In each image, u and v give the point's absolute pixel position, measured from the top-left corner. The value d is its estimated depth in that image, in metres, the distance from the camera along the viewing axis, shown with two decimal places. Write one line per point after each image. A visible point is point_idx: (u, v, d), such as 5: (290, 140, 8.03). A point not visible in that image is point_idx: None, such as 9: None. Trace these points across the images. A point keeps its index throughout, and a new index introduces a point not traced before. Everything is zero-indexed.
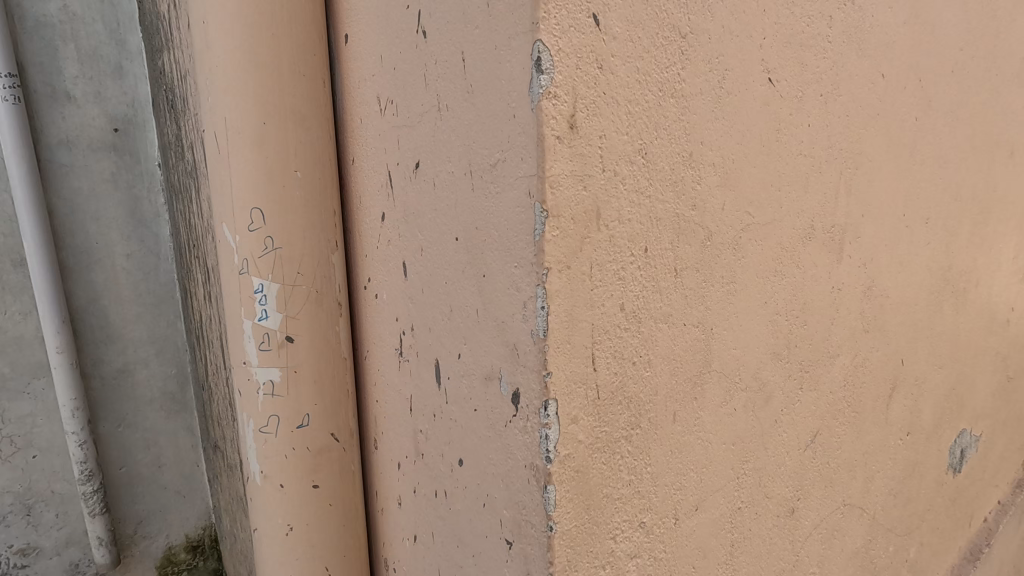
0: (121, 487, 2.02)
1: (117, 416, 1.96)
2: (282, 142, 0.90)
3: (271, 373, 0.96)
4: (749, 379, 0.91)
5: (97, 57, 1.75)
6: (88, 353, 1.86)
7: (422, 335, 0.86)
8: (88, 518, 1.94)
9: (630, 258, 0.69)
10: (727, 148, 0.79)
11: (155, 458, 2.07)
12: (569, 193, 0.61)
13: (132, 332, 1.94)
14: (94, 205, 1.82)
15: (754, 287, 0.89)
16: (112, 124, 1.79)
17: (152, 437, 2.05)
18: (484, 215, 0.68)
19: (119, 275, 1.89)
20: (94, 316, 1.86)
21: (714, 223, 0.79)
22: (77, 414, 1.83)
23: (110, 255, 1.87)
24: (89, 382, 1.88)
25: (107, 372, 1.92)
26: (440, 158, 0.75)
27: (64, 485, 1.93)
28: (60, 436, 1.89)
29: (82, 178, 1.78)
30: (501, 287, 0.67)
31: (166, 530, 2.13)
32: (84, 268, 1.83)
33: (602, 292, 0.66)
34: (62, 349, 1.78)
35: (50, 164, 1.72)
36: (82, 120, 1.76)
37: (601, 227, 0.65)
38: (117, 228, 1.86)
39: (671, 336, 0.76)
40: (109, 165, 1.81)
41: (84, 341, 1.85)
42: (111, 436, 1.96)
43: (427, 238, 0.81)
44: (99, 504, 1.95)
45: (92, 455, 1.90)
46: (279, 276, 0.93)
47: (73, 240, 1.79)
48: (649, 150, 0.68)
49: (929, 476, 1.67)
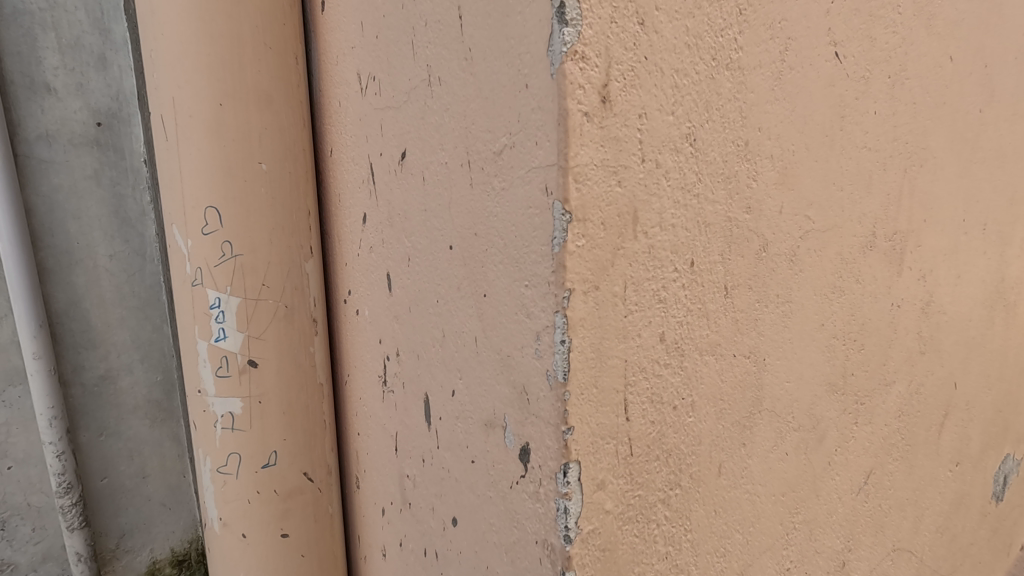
0: (102, 500, 1.84)
1: (98, 424, 1.78)
2: (242, 128, 0.75)
3: (231, 404, 0.80)
4: (803, 417, 0.76)
5: (80, 47, 1.58)
6: (68, 359, 1.69)
7: (409, 363, 0.71)
8: (66, 533, 1.77)
9: (673, 275, 0.53)
10: (789, 137, 0.64)
11: (139, 469, 1.89)
12: (599, 191, 0.46)
13: (115, 337, 1.76)
14: (76, 203, 1.64)
15: (812, 307, 0.73)
16: (95, 118, 1.62)
17: (135, 448, 1.86)
18: (486, 219, 0.53)
19: (101, 277, 1.70)
20: (74, 320, 1.68)
21: (770, 230, 0.64)
22: (54, 423, 1.65)
23: (92, 256, 1.69)
24: (68, 390, 1.70)
25: (89, 379, 1.74)
26: (430, 147, 0.60)
27: (42, 497, 1.75)
28: (37, 446, 1.71)
29: (62, 175, 1.60)
30: (507, 312, 0.52)
31: (150, 544, 1.96)
32: (64, 269, 1.64)
33: (638, 319, 0.51)
34: (40, 355, 1.60)
35: (28, 159, 1.54)
36: (63, 114, 1.58)
37: (639, 235, 0.50)
38: (100, 228, 1.68)
39: (718, 372, 0.61)
40: (92, 161, 1.64)
41: (64, 346, 1.67)
42: (91, 446, 1.78)
43: (415, 246, 0.66)
44: (78, 518, 1.77)
45: (70, 466, 1.71)
46: (239, 288, 0.78)
47: (53, 240, 1.61)
48: (699, 135, 0.53)
49: (975, 509, 1.51)
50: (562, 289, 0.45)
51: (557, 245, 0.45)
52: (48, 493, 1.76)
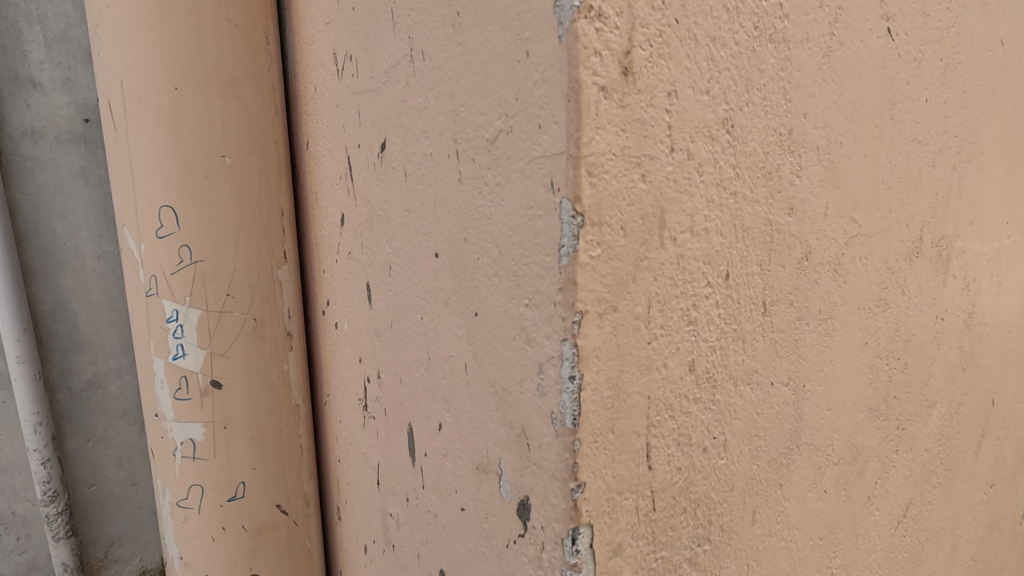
0: (90, 508, 1.52)
1: (88, 429, 1.48)
2: (202, 116, 0.65)
3: (192, 431, 0.71)
4: (844, 448, 0.66)
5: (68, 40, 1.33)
6: (52, 362, 1.41)
7: (391, 387, 0.62)
8: (51, 544, 1.47)
9: (705, 291, 0.44)
10: (836, 127, 0.54)
11: (129, 476, 1.56)
12: (618, 187, 0.36)
13: (103, 339, 1.46)
14: (62, 203, 1.37)
15: (857, 324, 0.64)
16: (83, 114, 1.37)
17: (125, 453, 1.54)
18: (478, 222, 0.43)
19: (88, 279, 1.42)
20: (60, 324, 1.40)
21: (814, 235, 0.54)
22: (39, 430, 1.37)
23: (79, 256, 1.41)
24: (52, 395, 1.42)
25: (80, 382, 1.45)
26: (413, 136, 0.50)
27: (25, 506, 1.46)
28: (20, 453, 1.42)
29: (49, 172, 1.35)
30: (504, 336, 0.42)
31: (141, 553, 1.62)
32: (51, 270, 1.38)
33: (664, 345, 0.41)
34: (23, 359, 1.33)
35: (10, 155, 1.30)
36: (50, 110, 1.33)
37: (667, 243, 0.40)
38: (89, 228, 1.41)
39: (754, 404, 0.51)
40: (79, 158, 1.38)
41: (49, 349, 1.40)
42: (77, 453, 1.48)
43: (397, 253, 0.56)
44: (66, 528, 1.48)
45: (57, 474, 1.43)
46: (200, 299, 0.68)
47: (39, 241, 1.36)
48: (737, 121, 0.44)
49: (1019, 543, 1.36)
50: (571, 311, 0.36)
51: (566, 256, 0.35)
52: (33, 502, 1.47)
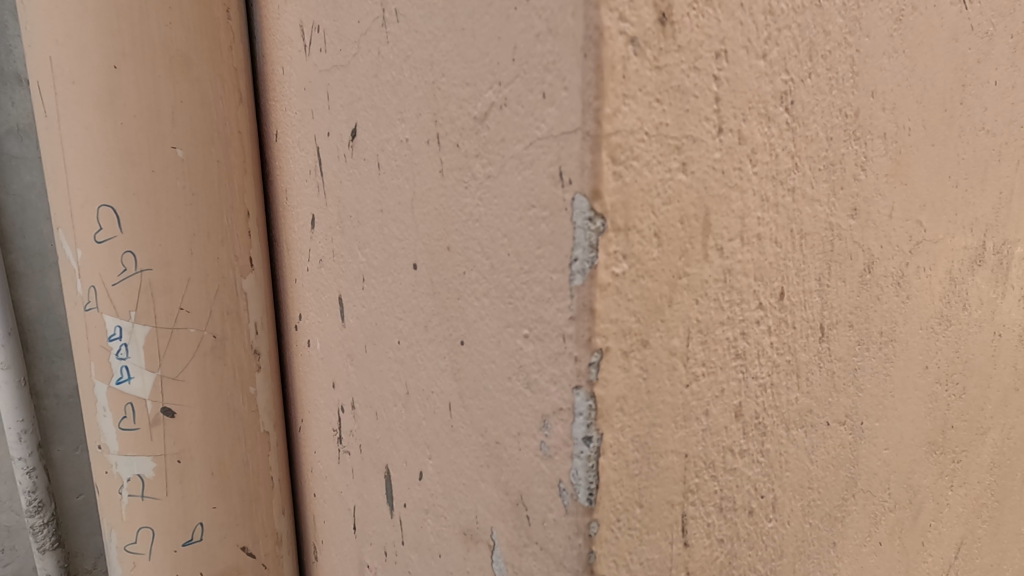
0: (80, 518, 1.35)
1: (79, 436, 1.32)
2: (146, 101, 0.56)
3: (139, 466, 0.61)
4: (900, 491, 0.56)
5: None
6: (39, 367, 1.25)
7: (367, 421, 0.52)
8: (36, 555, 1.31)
9: (756, 314, 0.34)
10: (905, 109, 0.44)
11: None
12: (651, 179, 0.26)
13: None
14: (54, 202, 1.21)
15: (917, 345, 0.54)
16: None
17: None
18: (464, 227, 0.34)
19: None
20: (50, 330, 1.25)
21: (878, 242, 0.45)
22: (25, 438, 1.21)
23: None
24: (39, 403, 1.26)
25: (67, 389, 1.29)
26: (387, 119, 0.41)
27: (9, 517, 1.33)
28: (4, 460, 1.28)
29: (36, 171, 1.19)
30: (497, 375, 0.32)
31: None
32: (40, 272, 1.23)
33: (705, 388, 0.32)
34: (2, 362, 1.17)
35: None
36: None
37: (711, 253, 0.30)
38: None
39: (808, 450, 0.41)
40: None
41: (35, 353, 1.25)
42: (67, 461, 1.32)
43: (371, 262, 0.46)
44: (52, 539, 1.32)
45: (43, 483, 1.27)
46: (146, 314, 0.58)
47: (25, 243, 1.20)
48: (798, 96, 0.34)
49: None
50: (585, 348, 0.26)
51: (580, 274, 0.26)
52: (19, 512, 1.33)
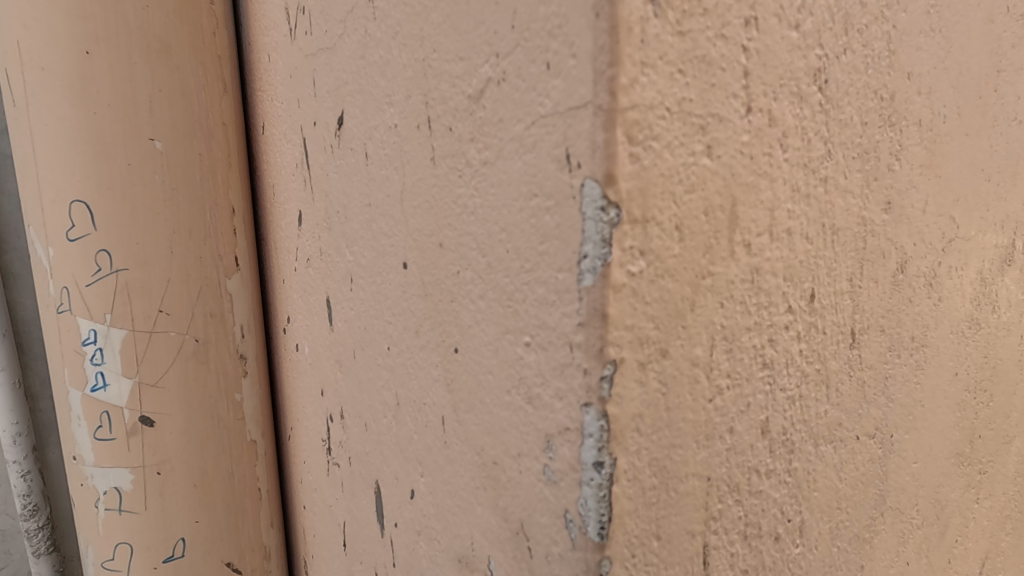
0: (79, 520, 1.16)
1: None
2: (121, 89, 0.52)
3: (116, 478, 0.57)
4: (928, 506, 0.52)
5: None
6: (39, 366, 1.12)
7: (356, 433, 0.48)
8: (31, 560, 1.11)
9: (785, 318, 0.30)
10: (941, 94, 0.41)
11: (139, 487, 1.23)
12: (673, 163, 0.23)
13: None
14: None
15: (948, 351, 0.50)
16: None
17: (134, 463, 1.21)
18: (458, 221, 0.30)
19: None
20: None
21: (911, 240, 0.41)
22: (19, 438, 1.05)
23: None
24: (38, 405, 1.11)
25: None
26: (374, 104, 0.37)
27: (4, 521, 1.21)
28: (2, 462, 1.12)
29: None
30: (494, 388, 0.29)
31: None
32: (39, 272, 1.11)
33: (729, 402, 0.28)
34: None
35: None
36: None
37: (738, 250, 0.27)
38: None
39: (837, 467, 0.38)
40: None
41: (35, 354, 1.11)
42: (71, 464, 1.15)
43: (359, 261, 0.43)
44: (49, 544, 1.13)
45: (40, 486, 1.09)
46: (123, 317, 0.55)
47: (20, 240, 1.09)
48: (832, 74, 0.30)
49: None
50: (596, 359, 0.22)
51: (590, 273, 0.22)
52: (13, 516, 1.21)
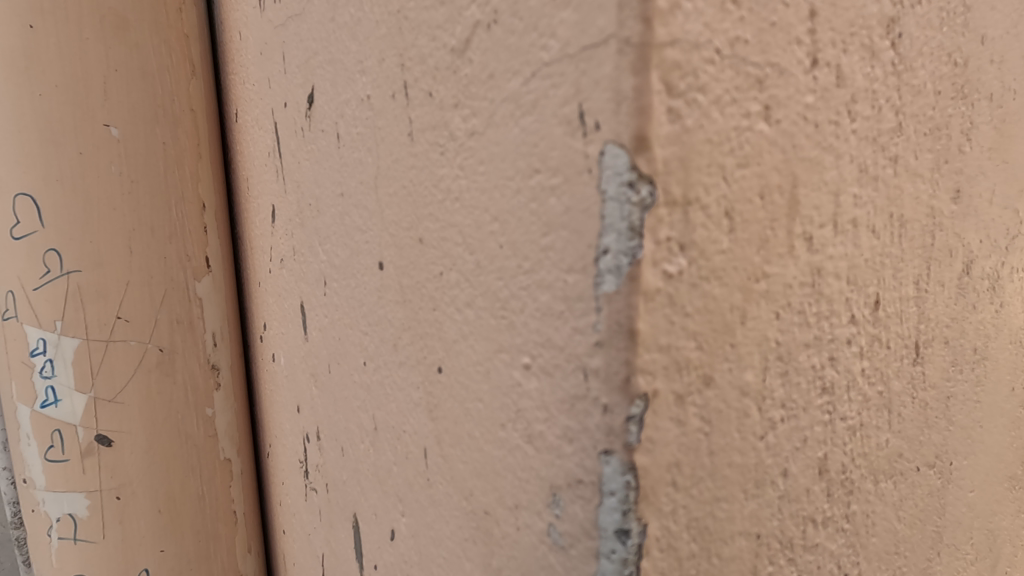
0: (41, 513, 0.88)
1: None
2: (71, 69, 0.47)
3: (70, 503, 0.51)
4: (982, 538, 0.46)
5: None
6: None
7: (333, 457, 0.42)
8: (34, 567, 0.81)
9: (847, 331, 0.25)
10: (1012, 66, 0.35)
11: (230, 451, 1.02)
12: (722, 126, 0.17)
13: None
14: None
15: (1006, 363, 0.44)
16: None
17: None
18: (440, 210, 0.24)
19: None
20: None
21: (977, 236, 0.35)
22: None
23: None
24: None
25: None
26: (345, 74, 0.31)
27: None
28: None
29: None
30: (485, 420, 0.23)
31: None
32: None
33: (784, 439, 0.22)
34: None
35: None
36: None
37: (798, 245, 0.21)
38: None
39: (896, 506, 0.32)
40: None
41: None
42: None
43: (333, 261, 0.37)
44: None
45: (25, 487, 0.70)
46: (75, 324, 0.49)
47: None
48: (906, 27, 0.24)
49: None
50: (620, 392, 0.17)
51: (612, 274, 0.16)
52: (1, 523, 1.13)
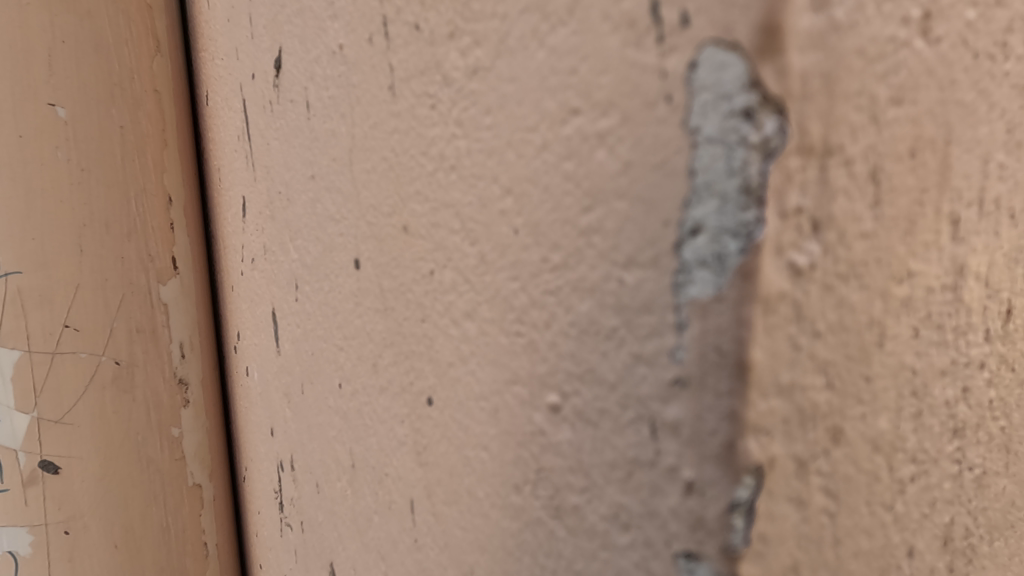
0: None
1: None
2: (9, 38, 0.40)
3: (9, 540, 0.44)
4: None
5: None
6: None
7: (308, 492, 0.36)
8: None
9: (982, 351, 0.18)
10: None
11: None
12: (878, 32, 0.10)
13: None
14: None
15: None
16: None
17: None
18: (431, 187, 0.18)
19: None
20: None
21: None
22: None
23: None
24: None
25: None
26: (315, 25, 0.25)
27: None
28: None
29: None
30: (492, 477, 0.16)
31: None
32: None
33: (912, 505, 0.16)
34: None
35: None
36: None
37: (945, 231, 0.14)
38: None
39: (1006, 567, 0.25)
40: None
41: None
42: None
43: (304, 260, 0.31)
44: None
45: None
46: (14, 334, 0.42)
47: None
48: None
49: None
50: (716, 463, 0.10)
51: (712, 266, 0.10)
52: None
